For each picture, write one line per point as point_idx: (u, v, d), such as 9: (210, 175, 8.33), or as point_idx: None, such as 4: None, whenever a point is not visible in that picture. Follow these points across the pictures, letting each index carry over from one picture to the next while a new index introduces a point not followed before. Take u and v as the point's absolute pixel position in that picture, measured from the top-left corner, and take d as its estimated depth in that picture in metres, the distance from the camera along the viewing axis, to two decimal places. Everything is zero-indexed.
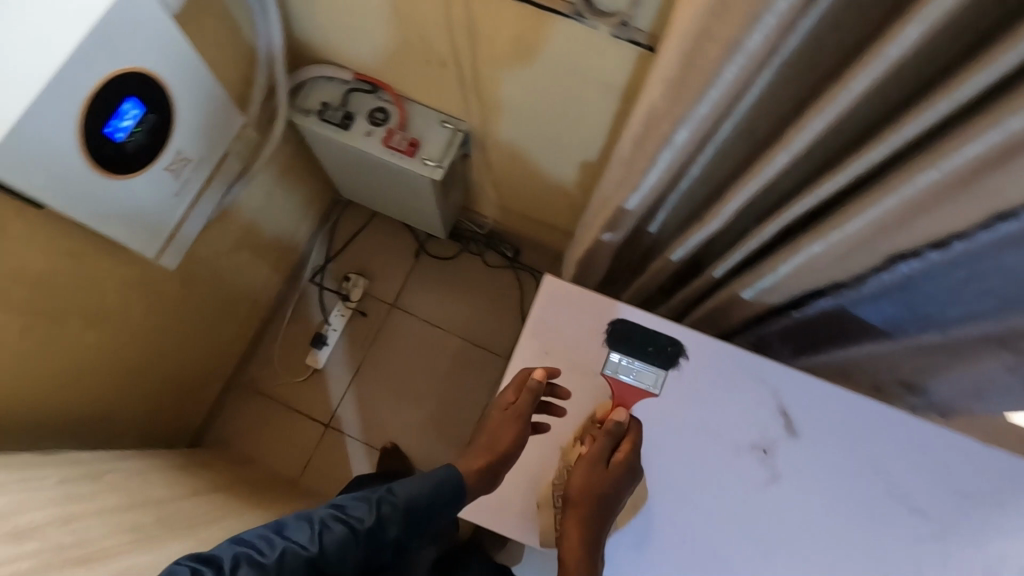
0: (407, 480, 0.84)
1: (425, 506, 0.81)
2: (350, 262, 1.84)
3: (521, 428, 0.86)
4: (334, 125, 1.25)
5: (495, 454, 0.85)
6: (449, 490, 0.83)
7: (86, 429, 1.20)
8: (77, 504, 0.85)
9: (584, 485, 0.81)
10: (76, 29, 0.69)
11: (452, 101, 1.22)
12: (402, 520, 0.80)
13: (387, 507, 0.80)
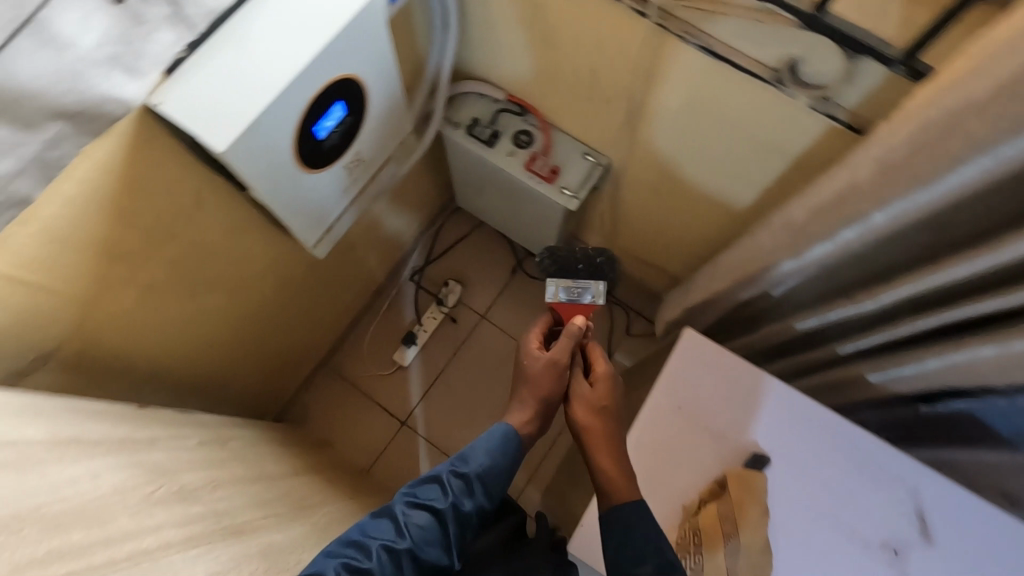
0: (466, 449, 0.87)
1: (490, 467, 0.85)
2: (449, 268, 1.87)
3: (540, 374, 0.92)
4: (481, 141, 1.29)
5: (534, 400, 0.92)
6: (505, 442, 0.87)
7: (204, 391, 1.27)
8: (215, 470, 0.89)
9: (584, 412, 0.91)
10: (319, 37, 0.74)
11: (600, 136, 1.24)
12: (477, 488, 0.83)
13: (459, 481, 0.83)
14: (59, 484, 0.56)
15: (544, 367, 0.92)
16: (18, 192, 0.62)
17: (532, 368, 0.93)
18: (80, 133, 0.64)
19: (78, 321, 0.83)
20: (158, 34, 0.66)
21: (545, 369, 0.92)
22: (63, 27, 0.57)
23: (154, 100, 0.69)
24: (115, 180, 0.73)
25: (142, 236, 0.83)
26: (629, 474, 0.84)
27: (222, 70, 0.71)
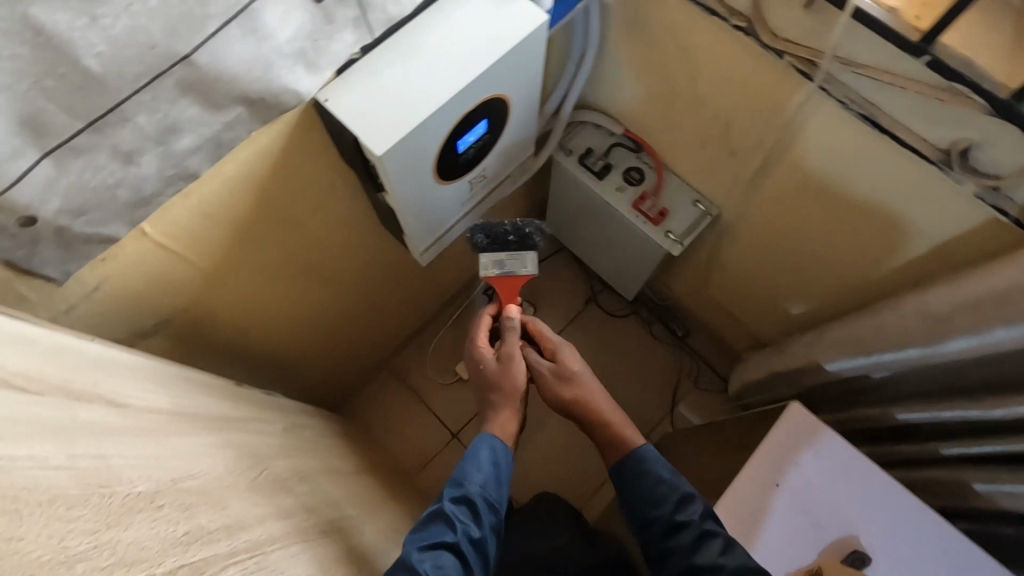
0: (455, 472, 0.79)
1: (488, 483, 0.78)
2: (522, 288, 1.85)
3: (503, 382, 0.89)
4: (592, 172, 1.28)
5: (510, 410, 0.88)
6: (492, 450, 0.81)
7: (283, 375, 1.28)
8: (299, 460, 0.89)
9: (564, 388, 0.91)
10: (486, 56, 0.74)
11: (718, 185, 1.20)
12: (483, 507, 0.75)
13: (466, 505, 0.74)
14: (186, 460, 0.56)
15: (506, 374, 0.89)
16: (189, 166, 0.64)
17: (496, 379, 0.89)
18: (254, 119, 0.66)
19: (198, 297, 0.84)
20: (342, 35, 0.68)
21: (506, 375, 0.89)
22: (269, 19, 0.59)
23: (322, 96, 0.71)
24: (268, 166, 0.74)
25: (273, 222, 0.84)
26: (621, 419, 0.89)
27: (392, 77, 0.73)
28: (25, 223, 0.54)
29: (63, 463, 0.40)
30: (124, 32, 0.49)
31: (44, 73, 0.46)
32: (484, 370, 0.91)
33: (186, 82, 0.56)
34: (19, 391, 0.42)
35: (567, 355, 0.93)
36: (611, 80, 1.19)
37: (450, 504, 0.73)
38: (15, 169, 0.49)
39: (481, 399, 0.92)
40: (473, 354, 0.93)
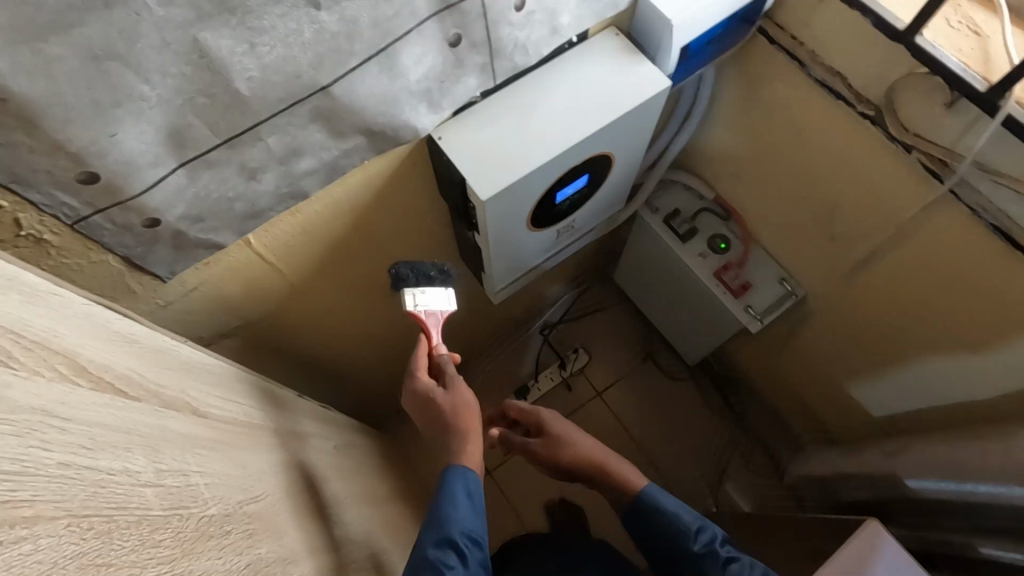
0: (430, 512, 0.71)
1: (472, 516, 0.71)
2: (579, 333, 1.80)
3: (454, 408, 0.75)
4: (676, 234, 1.25)
5: (471, 442, 0.75)
6: (465, 483, 0.72)
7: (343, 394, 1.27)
8: (345, 482, 0.88)
9: (559, 452, 0.87)
10: (604, 115, 0.74)
11: (810, 266, 1.14)
12: (469, 547, 0.69)
13: (453, 553, 0.67)
14: (253, 480, 0.56)
15: (456, 399, 0.75)
16: (302, 187, 0.65)
17: (446, 408, 0.75)
18: (370, 149, 0.67)
19: (280, 307, 0.85)
20: (466, 79, 0.69)
21: (459, 399, 0.75)
22: (406, 59, 0.60)
23: (437, 134, 0.72)
24: (371, 193, 0.75)
25: (363, 245, 0.84)
26: (622, 465, 0.86)
27: (507, 124, 0.73)
28: (149, 225, 0.55)
29: (151, 480, 0.40)
30: (275, 60, 0.51)
31: (197, 92, 0.48)
32: (430, 402, 0.76)
33: (319, 110, 0.58)
34: (121, 398, 0.43)
35: (549, 421, 0.89)
36: (713, 143, 1.17)
37: (437, 557, 0.66)
38: (153, 176, 0.51)
39: (432, 435, 0.77)
40: (412, 387, 0.77)
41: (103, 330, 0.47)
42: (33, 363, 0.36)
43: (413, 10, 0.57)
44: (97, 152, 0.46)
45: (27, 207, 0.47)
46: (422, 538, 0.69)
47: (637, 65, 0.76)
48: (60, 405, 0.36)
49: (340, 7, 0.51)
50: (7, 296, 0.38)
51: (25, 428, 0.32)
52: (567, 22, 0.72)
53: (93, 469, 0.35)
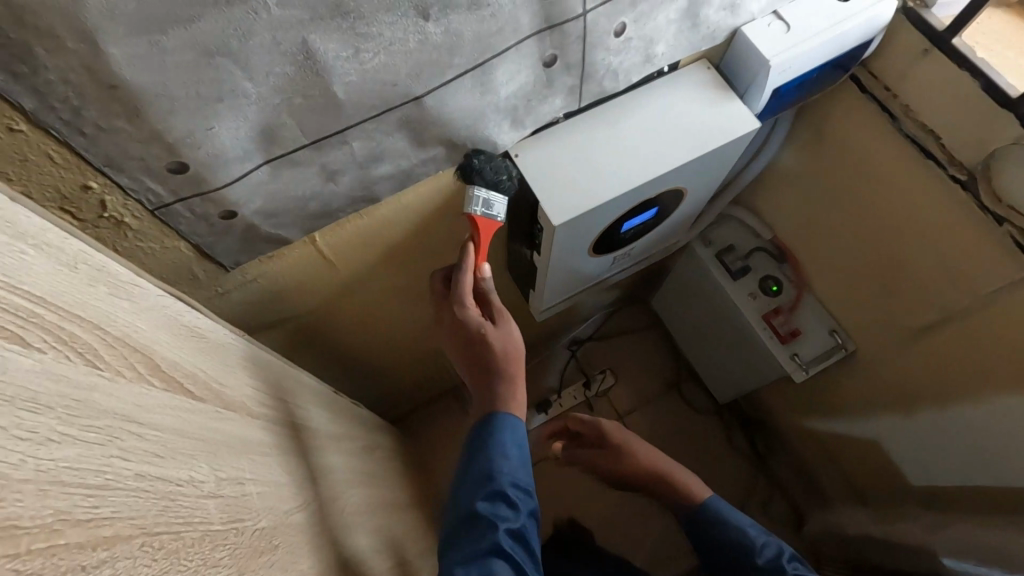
0: (476, 463, 0.66)
1: (518, 459, 0.67)
2: (608, 354, 1.76)
3: (504, 352, 0.69)
4: (727, 271, 1.22)
5: (517, 388, 0.70)
6: (511, 432, 0.67)
7: (375, 391, 1.27)
8: (371, 487, 0.86)
9: (621, 462, 0.91)
10: (688, 149, 0.71)
11: (866, 322, 1.10)
12: (521, 498, 0.65)
13: (505, 506, 0.64)
14: (296, 488, 0.55)
15: (505, 341, 0.69)
16: (375, 191, 0.64)
17: (497, 350, 0.68)
18: (447, 160, 0.66)
19: (330, 303, 0.84)
20: (553, 99, 0.67)
21: (508, 341, 0.69)
22: (500, 76, 0.59)
23: (514, 151, 0.70)
24: (439, 202, 0.74)
25: (420, 251, 0.83)
26: (682, 475, 0.87)
27: (586, 149, 0.71)
28: (225, 216, 0.55)
29: (213, 490, 0.39)
30: (376, 67, 0.49)
31: (296, 92, 0.47)
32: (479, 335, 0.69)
33: (407, 119, 0.57)
34: (189, 400, 0.42)
35: (612, 431, 0.94)
36: (780, 184, 1.14)
37: (490, 509, 0.63)
38: (238, 171, 0.50)
39: (473, 371, 0.70)
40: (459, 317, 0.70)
41: (176, 324, 0.46)
42: (117, 362, 0.35)
43: (516, 28, 0.55)
44: (191, 144, 0.45)
45: (115, 190, 0.46)
46: (472, 491, 0.65)
47: (727, 102, 0.74)
48: (138, 410, 0.35)
49: (448, 20, 0.50)
50: (95, 288, 0.37)
51: (109, 436, 0.31)
52: (662, 51, 0.70)
53: (164, 480, 0.34)
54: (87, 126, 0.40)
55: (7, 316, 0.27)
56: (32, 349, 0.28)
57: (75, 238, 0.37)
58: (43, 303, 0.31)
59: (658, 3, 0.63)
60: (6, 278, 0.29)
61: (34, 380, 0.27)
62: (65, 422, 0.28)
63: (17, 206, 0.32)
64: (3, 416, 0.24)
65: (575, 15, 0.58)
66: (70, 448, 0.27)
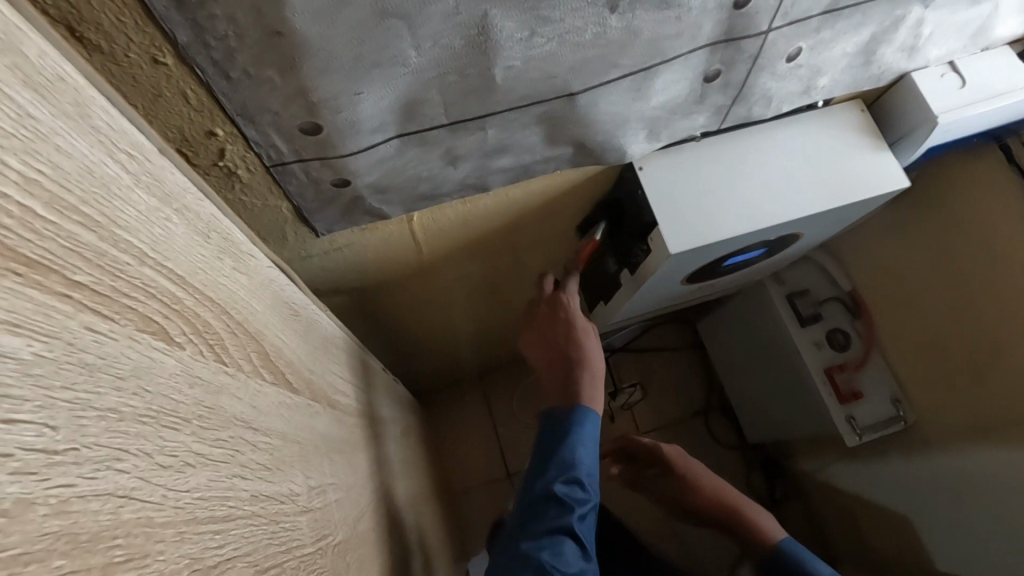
0: (553, 445, 0.61)
1: (592, 442, 0.63)
2: (636, 366, 1.58)
3: (592, 351, 0.66)
4: (796, 314, 1.14)
5: (596, 391, 0.65)
6: (589, 423, 0.63)
7: (409, 367, 1.23)
8: (404, 477, 0.83)
9: (694, 492, 0.90)
10: (825, 198, 0.64)
11: (935, 403, 1.02)
12: (592, 488, 0.60)
13: (578, 491, 0.59)
14: (360, 487, 0.51)
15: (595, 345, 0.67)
16: (487, 181, 0.58)
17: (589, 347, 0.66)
18: (570, 161, 0.60)
19: (393, 281, 0.78)
20: (696, 116, 0.60)
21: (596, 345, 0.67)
22: (658, 83, 0.53)
23: (639, 162, 0.65)
24: (542, 200, 0.68)
25: (502, 246, 0.78)
26: (758, 513, 0.84)
27: (716, 174, 0.65)
28: (337, 184, 0.50)
29: (305, 504, 0.35)
30: (543, 55, 0.43)
31: (454, 69, 0.41)
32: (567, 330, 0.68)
33: (550, 114, 0.51)
34: (289, 395, 0.38)
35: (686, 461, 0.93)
36: (877, 238, 1.06)
37: (564, 492, 0.58)
38: (367, 142, 0.45)
39: (558, 357, 0.68)
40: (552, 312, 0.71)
41: (279, 302, 0.41)
42: (239, 355, 0.31)
43: (695, 35, 0.49)
44: (332, 106, 0.40)
45: (239, 141, 0.41)
46: (545, 470, 0.60)
47: (875, 152, 0.67)
48: (253, 413, 0.30)
49: (633, 16, 0.43)
50: (223, 262, 0.32)
51: (232, 451, 0.26)
52: (824, 84, 0.63)
53: (271, 499, 0.29)
54: (234, 72, 0.35)
55: (153, 305, 0.23)
56: (173, 346, 0.24)
57: (210, 199, 0.32)
58: (183, 286, 0.26)
59: (842, 32, 0.56)
60: (154, 255, 0.24)
61: (174, 387, 0.23)
62: (199, 439, 0.23)
63: (164, 161, 0.27)
64: (149, 443, 0.20)
65: (758, 31, 0.51)
66: (203, 472, 0.23)
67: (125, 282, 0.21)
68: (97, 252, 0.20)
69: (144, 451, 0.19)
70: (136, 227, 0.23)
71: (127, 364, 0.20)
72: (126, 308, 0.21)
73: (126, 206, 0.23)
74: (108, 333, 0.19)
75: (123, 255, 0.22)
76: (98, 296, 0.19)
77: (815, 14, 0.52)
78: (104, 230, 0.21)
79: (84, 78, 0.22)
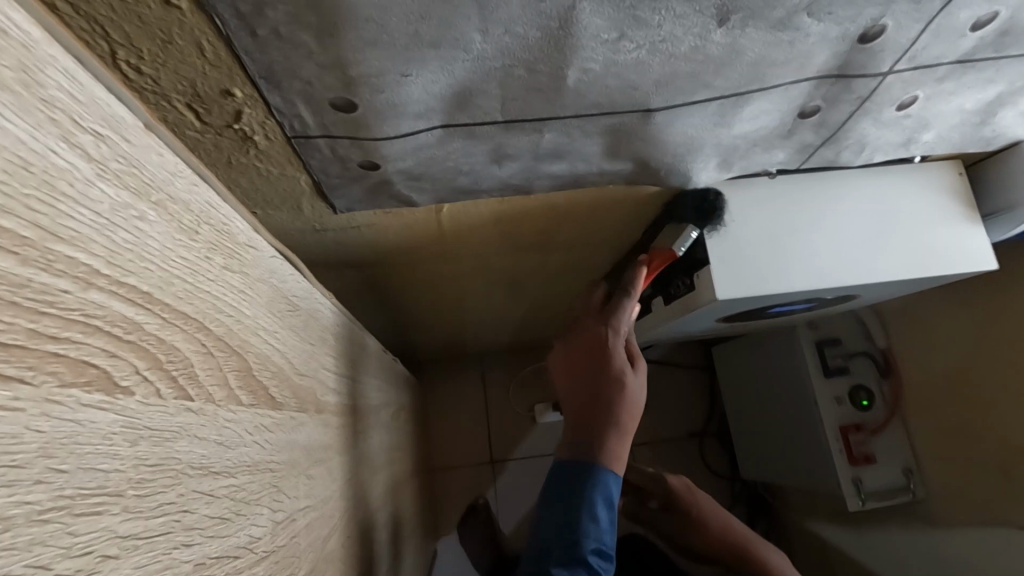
0: (563, 518, 0.58)
1: (608, 508, 0.59)
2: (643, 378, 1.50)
3: (630, 398, 0.62)
4: (822, 363, 1.07)
5: (624, 445, 0.61)
6: (607, 491, 0.59)
7: (409, 341, 1.18)
8: (386, 466, 0.79)
9: (700, 527, 0.86)
10: (893, 267, 0.58)
11: (952, 485, 0.96)
12: (603, 565, 0.57)
13: (586, 573, 0.55)
14: (335, 497, 0.46)
15: (636, 393, 0.62)
16: (532, 185, 0.52)
17: (629, 392, 0.61)
18: (627, 178, 0.54)
19: (406, 264, 0.73)
20: (777, 150, 0.53)
21: (637, 395, 0.63)
22: (747, 112, 0.46)
23: (700, 191, 0.58)
24: (584, 210, 0.62)
25: (532, 247, 0.72)
26: (768, 548, 0.79)
27: (783, 220, 0.58)
28: (366, 166, 0.44)
29: (265, 548, 0.30)
30: (628, 63, 0.37)
31: (521, 64, 0.35)
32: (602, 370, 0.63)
33: (620, 127, 0.44)
34: (270, 414, 0.32)
35: (691, 491, 0.89)
36: (927, 302, 0.98)
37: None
38: (407, 127, 0.39)
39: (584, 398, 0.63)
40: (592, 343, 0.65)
41: (278, 298, 0.36)
42: (212, 380, 0.25)
43: (805, 65, 0.41)
44: (373, 85, 0.34)
45: (259, 106, 0.36)
46: (552, 547, 0.58)
47: (964, 224, 0.60)
48: (218, 452, 0.25)
49: (741, 34, 0.36)
50: (212, 262, 0.27)
51: (178, 513, 0.21)
52: (927, 139, 0.55)
53: (220, 559, 0.25)
54: (261, 27, 0.30)
55: (96, 341, 0.17)
56: (119, 393, 0.18)
57: (208, 182, 0.27)
58: (149, 304, 0.21)
59: (967, 86, 0.48)
60: (111, 270, 0.19)
61: (108, 451, 0.18)
62: (131, 516, 0.18)
63: (150, 139, 0.22)
64: (47, 550, 0.15)
65: (877, 72, 0.44)
66: (128, 561, 0.18)
67: (56, 319, 0.16)
68: (13, 283, 0.15)
69: (36, 565, 0.14)
70: (89, 234, 0.18)
71: (35, 441, 0.15)
72: (49, 356, 0.15)
73: (79, 208, 0.17)
74: (8, 402, 0.14)
75: (59, 280, 0.16)
76: (4, 347, 0.14)
77: (946, 62, 0.44)
78: (33, 249, 0.15)
79: (44, 31, 0.16)
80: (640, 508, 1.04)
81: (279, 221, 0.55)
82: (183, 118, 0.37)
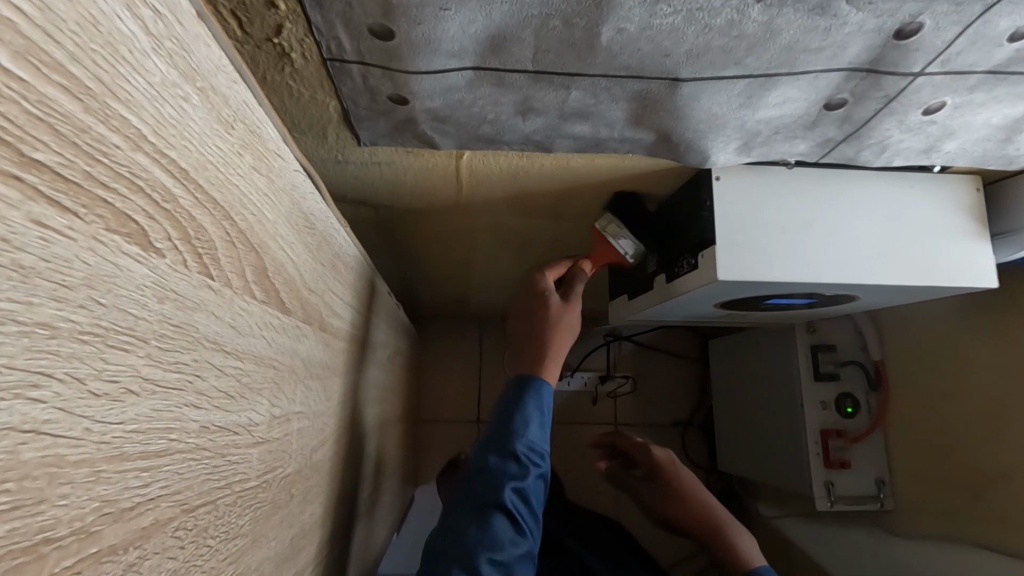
0: (497, 422, 0.63)
1: (539, 414, 0.64)
2: (636, 360, 1.52)
3: (557, 320, 0.67)
4: (815, 367, 1.09)
5: (555, 361, 0.67)
6: (540, 397, 0.64)
7: (414, 290, 1.20)
8: (377, 403, 0.81)
9: (677, 503, 0.89)
10: (895, 271, 0.59)
11: (927, 500, 0.98)
12: (533, 461, 0.62)
13: (515, 465, 0.60)
14: (328, 415, 0.49)
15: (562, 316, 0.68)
16: (553, 143, 0.53)
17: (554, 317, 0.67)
18: (646, 149, 0.55)
19: (420, 211, 0.74)
20: (797, 141, 0.54)
21: (567, 317, 0.68)
22: (773, 97, 0.46)
23: (717, 173, 0.60)
24: (601, 176, 0.63)
25: (543, 210, 0.73)
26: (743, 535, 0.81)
27: (793, 211, 0.59)
28: (395, 100, 0.46)
29: (262, 436, 0.33)
30: (662, 28, 0.37)
31: (558, 14, 0.36)
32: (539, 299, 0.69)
33: (646, 94, 0.45)
34: (277, 315, 0.34)
35: (674, 469, 0.92)
36: (924, 319, 0.99)
37: (498, 467, 0.59)
38: (439, 64, 0.41)
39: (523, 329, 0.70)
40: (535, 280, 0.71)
41: (297, 212, 0.38)
42: (231, 268, 0.27)
43: (836, 55, 0.42)
44: (413, 14, 0.36)
45: (300, 22, 0.37)
46: (486, 446, 0.62)
47: (973, 241, 0.61)
48: (230, 334, 0.27)
49: (778, 13, 0.37)
50: (243, 158, 0.28)
51: (191, 376, 0.23)
52: (949, 149, 0.56)
53: (221, 430, 0.27)
54: None
55: (138, 201, 0.19)
56: (152, 253, 0.20)
57: (246, 83, 0.28)
58: (185, 181, 0.22)
59: (996, 99, 0.48)
60: (156, 139, 0.20)
61: (138, 301, 0.19)
62: (152, 363, 0.20)
63: (200, 29, 0.23)
64: (82, 367, 0.17)
65: (908, 72, 0.44)
66: (145, 403, 0.20)
67: (107, 170, 0.18)
68: (76, 127, 0.16)
69: (73, 377, 0.16)
70: (141, 101, 0.19)
71: (81, 271, 0.17)
72: (97, 202, 0.17)
73: (135, 74, 0.19)
74: (63, 230, 0.16)
75: (113, 135, 0.18)
76: (64, 180, 0.16)
77: (978, 70, 0.44)
78: (94, 100, 0.17)
79: None
80: (627, 480, 1.05)
81: (304, 147, 0.55)
82: (226, 26, 0.38)
